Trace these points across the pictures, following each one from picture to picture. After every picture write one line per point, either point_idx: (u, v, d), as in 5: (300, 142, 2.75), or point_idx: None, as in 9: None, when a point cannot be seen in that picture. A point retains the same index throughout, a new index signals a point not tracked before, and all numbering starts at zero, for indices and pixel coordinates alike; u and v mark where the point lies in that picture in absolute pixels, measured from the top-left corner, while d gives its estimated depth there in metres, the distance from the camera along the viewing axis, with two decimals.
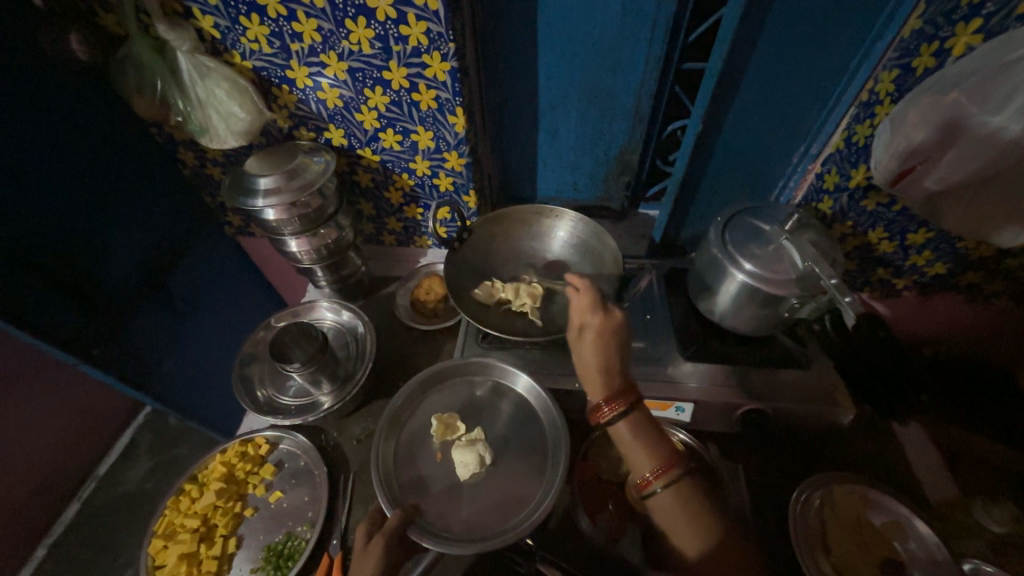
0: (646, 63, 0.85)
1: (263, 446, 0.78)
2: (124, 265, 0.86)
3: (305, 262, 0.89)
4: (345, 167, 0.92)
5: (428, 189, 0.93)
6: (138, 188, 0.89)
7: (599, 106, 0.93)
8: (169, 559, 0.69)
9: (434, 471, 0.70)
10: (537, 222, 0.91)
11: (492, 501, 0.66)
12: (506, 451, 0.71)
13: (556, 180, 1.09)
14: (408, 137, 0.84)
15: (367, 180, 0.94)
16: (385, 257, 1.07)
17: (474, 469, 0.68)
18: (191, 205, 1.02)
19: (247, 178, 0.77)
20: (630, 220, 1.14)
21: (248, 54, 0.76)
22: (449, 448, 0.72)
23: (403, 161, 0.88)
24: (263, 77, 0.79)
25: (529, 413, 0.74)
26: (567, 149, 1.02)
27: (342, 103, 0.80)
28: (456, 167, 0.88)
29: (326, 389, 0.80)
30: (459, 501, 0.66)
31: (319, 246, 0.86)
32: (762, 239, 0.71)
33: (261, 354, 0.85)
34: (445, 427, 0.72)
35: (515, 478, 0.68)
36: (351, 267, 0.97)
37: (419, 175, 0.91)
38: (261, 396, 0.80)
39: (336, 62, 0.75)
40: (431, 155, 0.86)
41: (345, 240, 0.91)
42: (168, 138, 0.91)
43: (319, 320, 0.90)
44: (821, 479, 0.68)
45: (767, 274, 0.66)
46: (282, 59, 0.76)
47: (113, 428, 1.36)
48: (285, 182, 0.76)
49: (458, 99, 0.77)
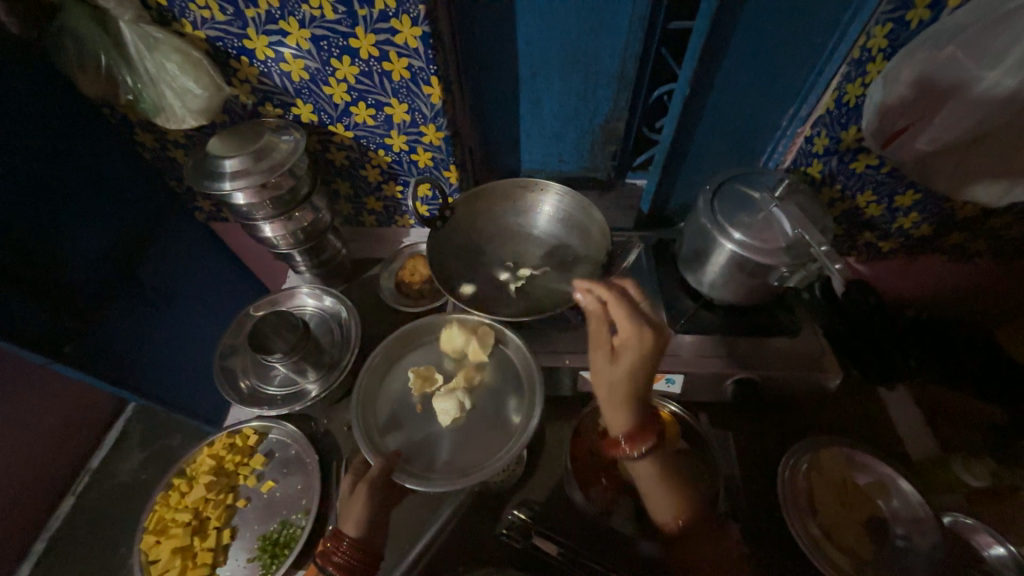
0: (630, 23, 0.80)
1: (251, 436, 0.77)
2: (88, 257, 0.82)
3: (282, 248, 0.85)
4: (317, 145, 0.87)
5: (406, 166, 0.89)
6: (95, 176, 0.84)
7: (582, 71, 0.89)
8: (163, 554, 0.69)
9: (415, 421, 0.70)
10: (522, 196, 0.88)
11: (473, 440, 0.68)
12: (484, 397, 0.72)
13: (541, 152, 1.06)
14: (381, 110, 0.79)
15: (342, 157, 0.89)
16: (366, 237, 1.03)
17: (454, 415, 0.69)
18: (155, 190, 0.97)
19: (211, 160, 0.72)
20: (617, 191, 1.12)
21: (200, 23, 0.70)
22: (428, 400, 0.72)
23: (378, 137, 0.84)
24: (219, 49, 0.73)
25: (506, 364, 0.75)
26: (550, 119, 0.98)
27: (308, 75, 0.75)
28: (434, 142, 0.84)
29: (312, 376, 0.78)
30: (440, 446, 0.68)
31: (294, 230, 0.82)
32: (751, 206, 0.69)
33: (242, 344, 0.83)
34: (422, 379, 0.72)
35: (493, 420, 0.70)
36: (331, 250, 0.93)
37: (396, 151, 0.86)
38: (245, 387, 0.78)
39: (297, 29, 0.69)
40: (408, 129, 0.82)
41: (322, 222, 0.87)
42: (123, 119, 0.86)
43: (300, 307, 0.87)
44: (808, 443, 0.69)
45: (756, 243, 0.65)
46: (238, 27, 0.70)
47: (100, 423, 1.33)
48: (253, 163, 0.71)
49: (433, 68, 0.72)
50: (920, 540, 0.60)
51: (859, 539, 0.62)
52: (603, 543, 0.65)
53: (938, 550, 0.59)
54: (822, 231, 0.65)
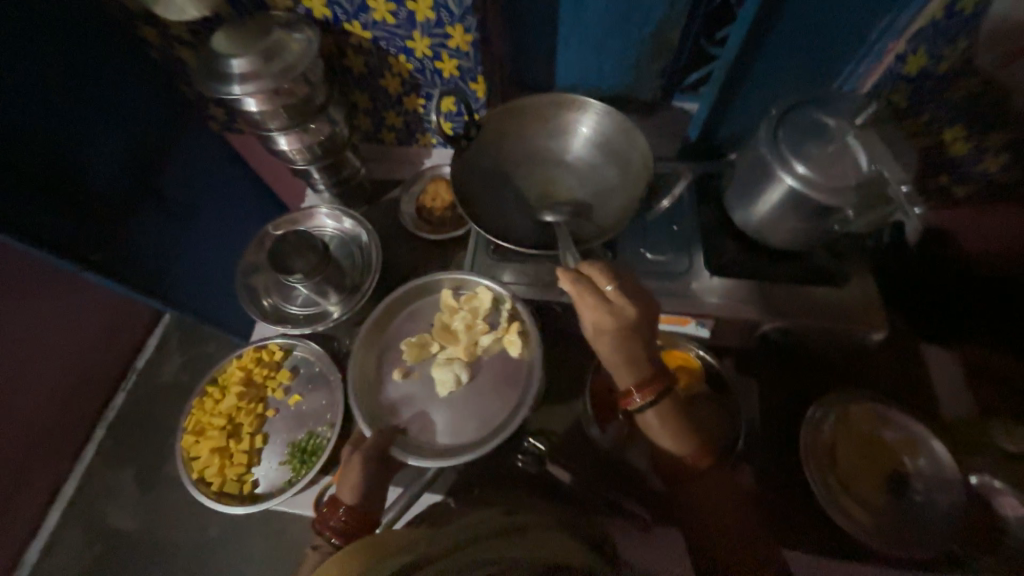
0: None
1: (276, 352, 0.79)
2: (106, 168, 0.79)
3: (299, 163, 0.81)
4: (334, 48, 0.78)
5: (430, 75, 0.80)
6: (103, 75, 0.79)
7: None
8: (202, 453, 0.74)
9: (413, 392, 0.69)
10: (557, 115, 0.79)
11: (474, 410, 0.67)
12: (486, 364, 0.70)
13: (578, 65, 0.94)
14: (402, 6, 0.69)
15: (360, 64, 0.81)
16: (386, 157, 0.98)
17: (451, 387, 0.67)
18: (166, 95, 0.91)
19: (219, 60, 0.66)
20: (661, 115, 1.00)
21: None
22: (426, 369, 0.71)
23: (400, 38, 0.74)
24: None
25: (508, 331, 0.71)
26: (592, 25, 0.86)
27: None
28: (461, 47, 0.74)
29: (334, 298, 0.78)
30: (438, 417, 0.67)
31: (312, 144, 0.77)
32: (823, 136, 0.59)
33: (264, 263, 0.82)
34: (418, 349, 0.71)
35: (492, 391, 0.68)
36: (351, 168, 0.89)
37: (419, 57, 0.77)
38: (267, 304, 0.79)
39: None
40: (432, 31, 0.72)
41: (341, 136, 0.81)
42: (126, 11, 0.78)
43: (319, 227, 0.85)
44: (834, 395, 0.66)
45: (821, 180, 0.57)
46: None
47: (142, 329, 1.42)
48: (263, 65, 0.65)
49: None
50: (940, 496, 0.60)
51: (878, 493, 0.61)
52: (618, 478, 0.67)
53: (956, 509, 0.58)
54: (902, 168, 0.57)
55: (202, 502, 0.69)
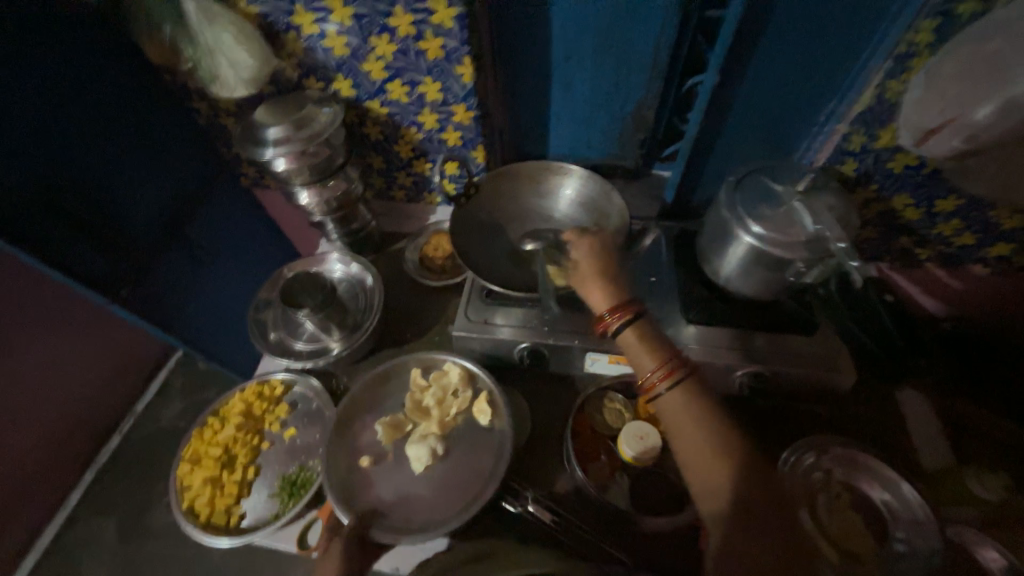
0: (829, 21, 0.70)
1: (277, 387, 0.81)
2: (142, 215, 0.83)
3: (316, 214, 0.89)
4: (433, 121, 0.84)
5: (474, 128, 0.84)
6: (169, 150, 0.87)
7: (768, 75, 0.78)
8: (195, 481, 0.74)
9: (389, 475, 0.68)
10: (544, 179, 0.83)
11: (444, 486, 0.67)
12: (457, 436, 0.71)
13: (568, 139, 0.97)
14: (452, 66, 0.75)
15: (455, 136, 0.87)
16: (394, 212, 1.02)
17: (426, 463, 0.67)
18: (208, 155, 0.96)
19: (257, 129, 0.76)
20: (643, 181, 1.00)
21: (312, 8, 0.71)
22: (400, 449, 0.71)
23: (468, 95, 0.79)
24: (270, 25, 0.75)
25: (467, 393, 0.73)
26: (616, 108, 0.89)
27: (396, 49, 0.74)
28: (464, 121, 0.83)
29: (336, 336, 0.82)
30: (411, 490, 0.67)
31: (328, 198, 0.86)
32: (773, 199, 0.65)
33: (274, 301, 0.87)
34: (392, 429, 0.71)
35: (462, 464, 0.69)
36: (361, 222, 0.95)
37: (461, 123, 0.84)
38: (273, 338, 0.83)
39: (444, 7, 0.68)
40: (464, 98, 0.80)
41: (355, 192, 0.90)
42: (181, 86, 0.85)
43: (328, 272, 0.91)
44: (841, 493, 0.63)
45: (776, 238, 0.61)
46: (358, 34, 0.73)
47: (117, 359, 1.35)
48: (293, 132, 0.74)
49: (466, 48, 0.72)
50: None
51: None
52: None
53: None
54: (846, 231, 0.61)
55: (188, 530, 0.69)
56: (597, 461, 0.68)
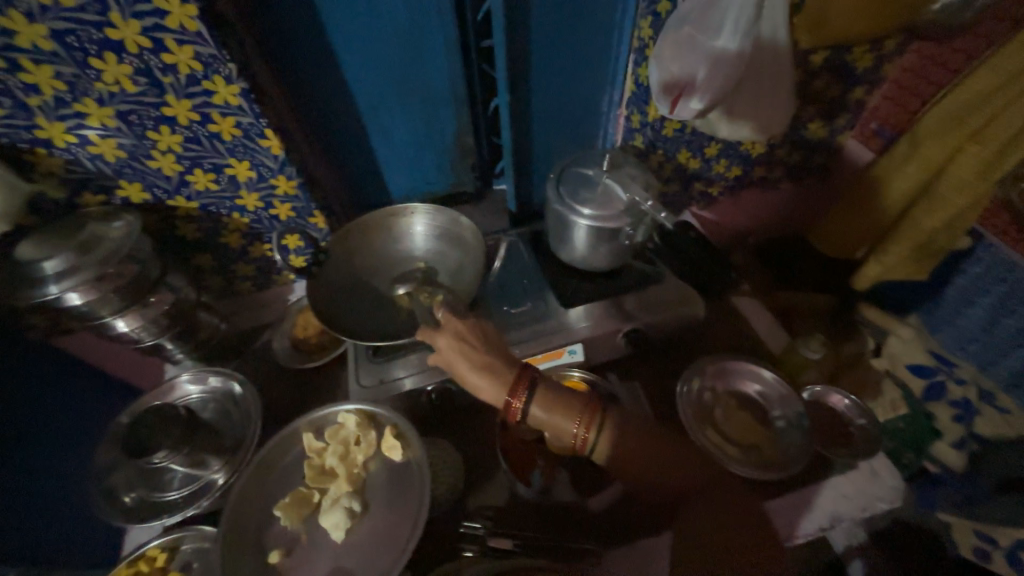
0: (579, 33, 0.84)
1: (156, 558, 0.66)
2: None
3: (146, 340, 0.76)
4: (256, 200, 0.79)
5: (304, 196, 0.81)
6: None
7: (552, 83, 0.90)
8: None
9: (310, 559, 0.60)
10: (392, 224, 0.84)
11: (370, 547, 0.60)
12: (374, 485, 0.65)
13: (405, 180, 0.99)
14: (255, 141, 0.71)
15: (286, 208, 0.82)
16: (244, 305, 0.92)
17: (345, 526, 0.60)
18: None
19: (25, 268, 0.61)
20: (488, 199, 1.07)
21: (60, 117, 0.62)
22: (314, 525, 0.63)
23: (284, 165, 0.76)
24: (6, 145, 0.63)
25: (371, 435, 0.67)
26: (439, 141, 0.94)
27: (183, 138, 0.68)
28: (290, 192, 0.79)
29: (216, 465, 0.71)
30: (339, 565, 0.59)
31: (155, 318, 0.74)
32: (590, 183, 0.75)
33: (119, 459, 0.72)
34: (296, 507, 0.62)
35: (387, 511, 0.62)
36: (207, 329, 0.84)
37: (287, 194, 0.80)
38: (131, 500, 0.68)
39: (223, 86, 0.64)
40: (280, 169, 0.76)
41: (187, 300, 0.79)
42: None
43: (182, 397, 0.78)
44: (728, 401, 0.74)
45: (604, 215, 0.71)
46: (130, 132, 0.66)
47: None
48: (78, 258, 0.62)
49: (263, 121, 0.69)
50: None
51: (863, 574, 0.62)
52: None
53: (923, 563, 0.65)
54: (651, 191, 0.73)
55: None
56: (537, 469, 0.71)
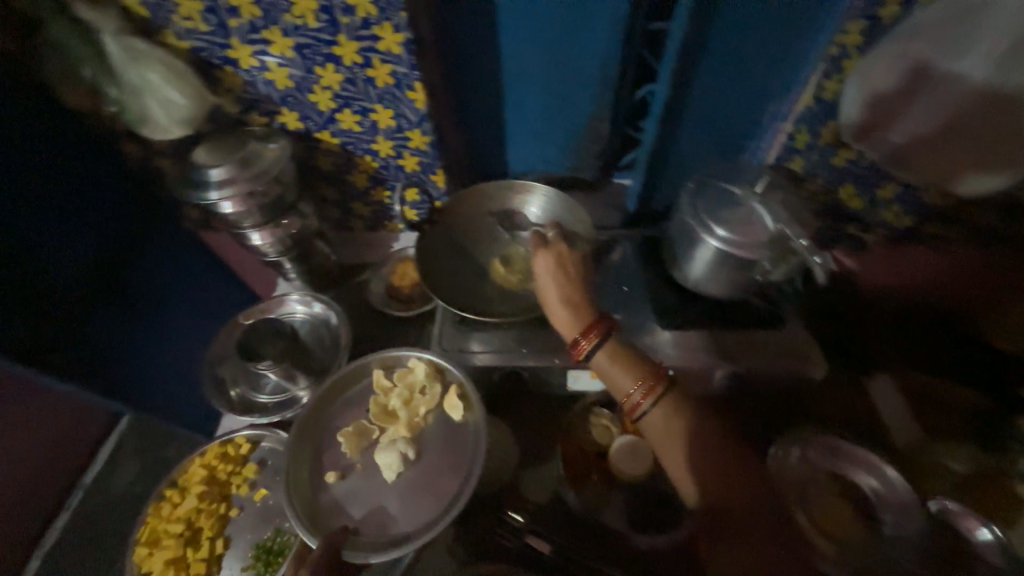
0: (763, 29, 0.74)
1: (242, 446, 0.75)
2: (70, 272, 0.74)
3: (271, 255, 0.84)
4: (388, 148, 0.81)
5: (432, 153, 0.82)
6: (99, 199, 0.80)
7: (713, 81, 0.81)
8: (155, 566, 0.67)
9: (360, 488, 0.63)
10: (506, 197, 0.82)
11: (416, 496, 0.61)
12: (428, 436, 0.66)
13: (527, 155, 0.96)
14: (403, 92, 0.73)
15: (413, 161, 0.84)
16: (353, 243, 0.98)
17: (399, 469, 0.62)
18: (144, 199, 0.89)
19: (195, 169, 0.70)
20: (604, 191, 1.01)
21: (248, 40, 0.68)
22: (369, 458, 0.65)
23: (422, 120, 0.77)
24: (203, 59, 0.71)
25: (433, 390, 0.68)
26: (572, 122, 0.90)
27: (343, 78, 0.72)
28: (420, 146, 0.81)
29: (303, 383, 0.77)
30: (387, 502, 0.62)
31: (282, 238, 0.81)
32: (734, 201, 0.66)
33: (229, 354, 0.81)
34: (356, 438, 0.65)
35: (437, 464, 0.64)
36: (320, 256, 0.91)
37: (418, 148, 0.81)
38: (235, 395, 0.77)
39: (391, 34, 0.66)
40: (418, 123, 0.77)
41: (310, 227, 0.85)
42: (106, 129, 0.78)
43: (289, 313, 0.85)
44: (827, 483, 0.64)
45: (741, 240, 0.62)
46: (300, 64, 0.70)
47: None
48: (238, 171, 0.70)
49: (416, 73, 0.70)
50: None
51: None
52: None
53: None
54: (805, 226, 0.63)
55: None
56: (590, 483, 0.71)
